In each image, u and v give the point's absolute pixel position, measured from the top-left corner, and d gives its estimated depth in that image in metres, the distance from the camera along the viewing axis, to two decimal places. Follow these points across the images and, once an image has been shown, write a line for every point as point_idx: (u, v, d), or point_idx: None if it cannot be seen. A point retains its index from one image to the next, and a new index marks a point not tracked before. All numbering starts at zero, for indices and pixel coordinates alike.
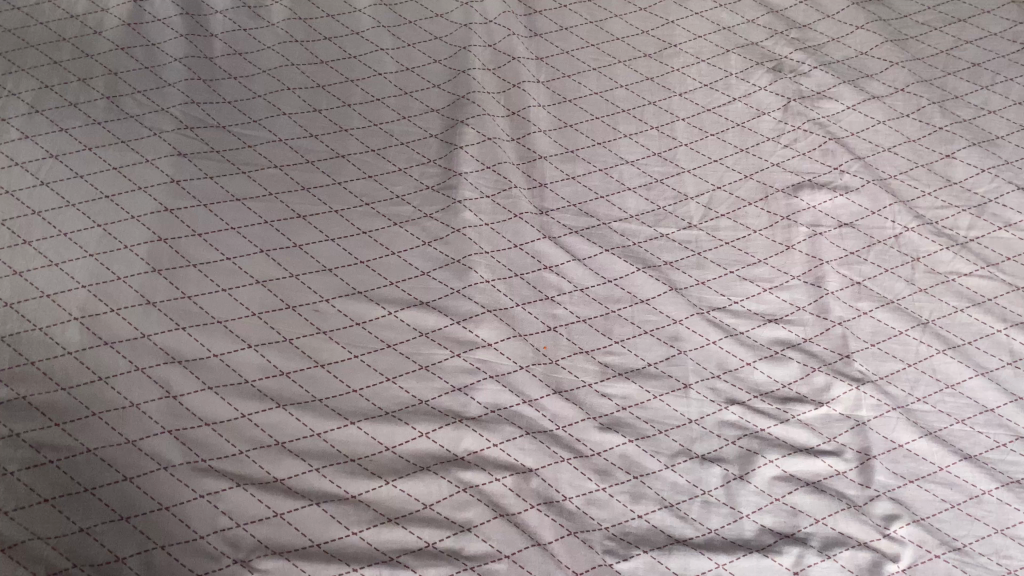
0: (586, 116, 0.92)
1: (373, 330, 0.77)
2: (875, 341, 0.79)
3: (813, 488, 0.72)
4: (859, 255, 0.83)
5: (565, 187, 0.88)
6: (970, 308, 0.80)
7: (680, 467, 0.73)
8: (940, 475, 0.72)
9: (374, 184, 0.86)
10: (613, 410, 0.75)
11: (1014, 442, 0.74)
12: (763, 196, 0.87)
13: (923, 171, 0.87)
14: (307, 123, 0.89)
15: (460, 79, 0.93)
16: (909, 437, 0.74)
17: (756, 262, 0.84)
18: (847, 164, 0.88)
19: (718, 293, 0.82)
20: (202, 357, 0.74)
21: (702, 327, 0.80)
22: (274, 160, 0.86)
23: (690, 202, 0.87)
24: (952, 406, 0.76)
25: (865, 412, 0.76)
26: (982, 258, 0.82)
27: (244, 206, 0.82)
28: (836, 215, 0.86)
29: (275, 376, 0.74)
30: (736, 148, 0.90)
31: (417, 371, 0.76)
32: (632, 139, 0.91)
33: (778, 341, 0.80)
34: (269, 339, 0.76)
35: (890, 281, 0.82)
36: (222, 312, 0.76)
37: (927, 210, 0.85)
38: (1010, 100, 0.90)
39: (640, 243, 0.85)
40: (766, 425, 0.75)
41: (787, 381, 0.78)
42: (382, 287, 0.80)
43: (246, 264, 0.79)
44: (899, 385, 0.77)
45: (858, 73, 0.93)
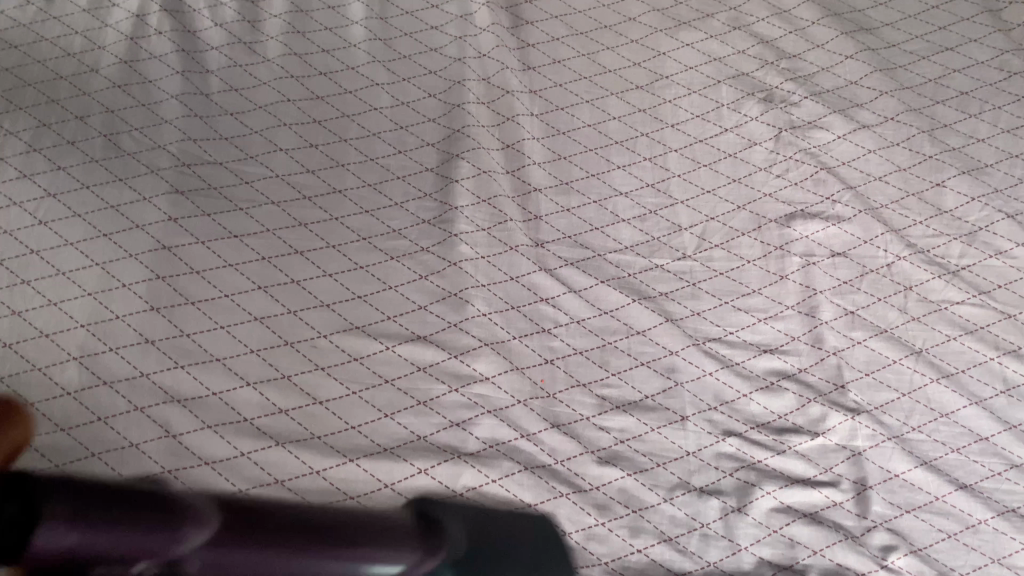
0: (580, 148, 0.93)
1: (372, 366, 0.78)
2: (870, 370, 0.80)
3: (810, 520, 0.72)
4: (852, 284, 0.84)
5: (561, 219, 0.89)
6: (963, 336, 0.81)
7: (678, 500, 0.73)
8: (937, 505, 0.73)
9: (371, 218, 0.86)
10: (611, 443, 0.76)
11: (1009, 471, 0.74)
12: (756, 226, 0.88)
13: (914, 200, 0.88)
14: (303, 159, 0.89)
15: (455, 113, 0.94)
16: (905, 467, 0.75)
17: (751, 292, 0.84)
18: (839, 194, 0.89)
19: (713, 323, 0.83)
20: (202, 397, 0.74)
21: (698, 358, 0.81)
22: (271, 196, 0.86)
23: (684, 232, 0.88)
24: (947, 435, 0.76)
25: (861, 442, 0.76)
26: (974, 286, 0.83)
27: (241, 243, 0.83)
28: (828, 244, 0.87)
29: (274, 415, 0.74)
30: (729, 179, 0.91)
31: (416, 407, 0.76)
32: (626, 171, 0.92)
33: (774, 371, 0.80)
34: (268, 376, 0.76)
35: (884, 310, 0.83)
36: (222, 350, 0.77)
37: (919, 238, 0.86)
38: (998, 128, 0.92)
39: (635, 275, 0.86)
40: (764, 457, 0.76)
41: (783, 412, 0.78)
42: (380, 321, 0.80)
43: (244, 301, 0.80)
44: (895, 415, 0.77)
45: (848, 103, 0.95)
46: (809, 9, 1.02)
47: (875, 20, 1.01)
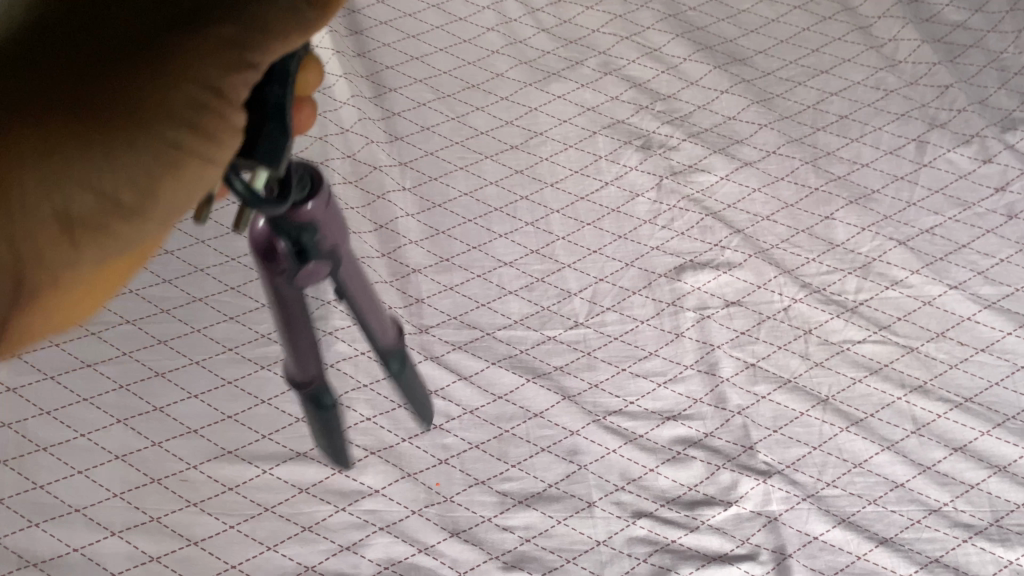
0: (458, 220, 0.88)
1: (249, 493, 0.72)
2: (777, 426, 0.76)
3: None
4: (749, 334, 0.81)
5: (445, 299, 0.83)
6: (868, 377, 0.78)
7: None
8: (860, 565, 0.69)
9: (237, 325, 0.81)
10: (516, 544, 0.71)
11: (928, 517, 0.71)
12: (646, 283, 0.84)
13: (805, 236, 0.86)
14: (159, 268, 0.84)
15: None
16: (823, 528, 0.71)
17: (648, 355, 0.80)
18: (726, 240, 0.86)
19: (613, 394, 0.78)
20: (62, 554, 0.68)
21: (600, 435, 0.76)
22: (129, 315, 0.81)
23: (574, 298, 0.84)
24: (863, 487, 0.73)
25: (776, 506, 0.72)
26: (874, 322, 0.81)
27: (97, 372, 0.77)
28: (721, 293, 0.83)
29: (144, 563, 0.68)
30: (615, 236, 0.87)
31: (301, 535, 0.71)
32: (507, 239, 0.87)
33: (679, 440, 0.76)
34: (134, 521, 0.70)
35: (785, 358, 0.79)
36: (81, 499, 0.71)
37: (813, 277, 0.83)
38: (880, 150, 0.91)
39: (528, 350, 0.81)
40: (677, 536, 0.71)
41: (692, 483, 0.74)
42: (254, 441, 0.75)
43: (104, 439, 0.74)
44: (807, 471, 0.74)
45: (728, 140, 0.93)
46: (679, 46, 1.00)
47: (747, 50, 1.00)
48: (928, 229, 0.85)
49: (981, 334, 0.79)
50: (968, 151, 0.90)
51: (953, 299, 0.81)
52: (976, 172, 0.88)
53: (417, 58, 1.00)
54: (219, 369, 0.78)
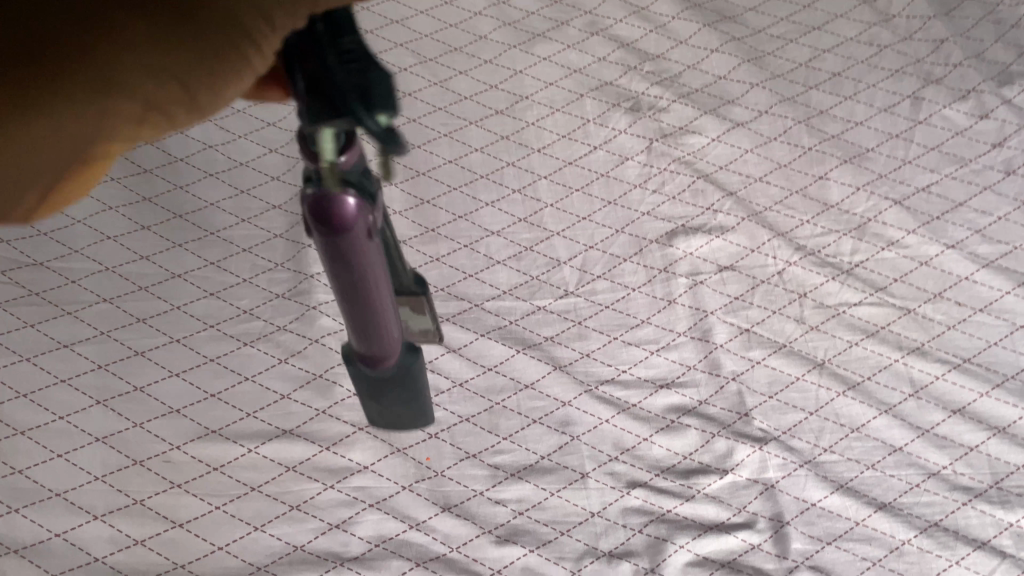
0: (443, 189, 0.86)
1: (234, 473, 0.71)
2: (773, 392, 0.74)
3: (729, 569, 0.67)
4: (743, 299, 0.79)
5: (431, 270, 0.81)
6: (865, 340, 0.76)
7: (588, 570, 0.67)
8: (858, 531, 0.68)
9: (218, 301, 0.79)
10: (509, 518, 0.70)
11: (927, 481, 0.70)
12: (637, 249, 0.82)
13: (799, 198, 0.84)
14: (136, 245, 0.81)
15: (300, 167, 0.87)
16: (820, 494, 0.70)
17: (640, 322, 0.78)
18: (719, 203, 0.84)
19: (605, 363, 0.77)
20: (43, 540, 0.66)
21: (593, 405, 0.75)
22: (106, 293, 0.78)
23: (564, 266, 0.81)
24: (860, 452, 0.72)
25: (772, 473, 0.71)
26: (870, 284, 0.79)
27: (74, 353, 0.75)
28: (714, 258, 0.81)
29: (128, 547, 0.66)
30: (605, 201, 0.85)
31: (289, 514, 0.69)
32: (494, 208, 0.85)
33: (673, 408, 0.74)
34: (117, 504, 0.68)
35: (780, 323, 0.78)
36: (61, 483, 0.69)
37: (807, 239, 0.81)
38: (875, 108, 0.88)
39: (518, 321, 0.79)
40: (673, 505, 0.70)
41: (687, 452, 0.72)
42: (239, 420, 0.73)
43: (83, 421, 0.72)
44: (804, 437, 0.73)
45: (719, 101, 0.90)
46: (667, 4, 0.97)
47: (737, 6, 0.97)
48: (925, 188, 0.83)
49: (979, 294, 0.78)
50: (965, 107, 0.88)
51: (950, 259, 0.79)
52: (972, 128, 0.86)
53: (398, 21, 0.97)
54: (201, 347, 0.76)
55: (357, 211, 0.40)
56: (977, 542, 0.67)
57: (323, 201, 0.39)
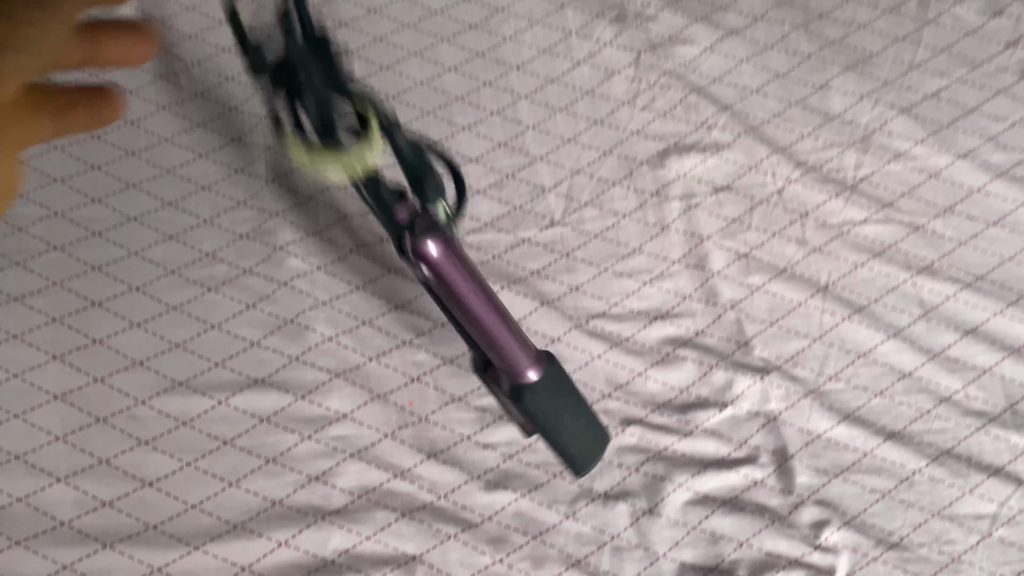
0: (415, 113, 0.79)
1: (205, 426, 0.66)
2: (774, 318, 0.70)
3: (731, 507, 0.64)
4: (741, 221, 0.74)
5: None
6: (871, 260, 0.72)
7: (582, 512, 0.64)
8: (867, 462, 0.65)
9: (178, 245, 0.73)
10: (499, 462, 0.66)
11: (939, 406, 0.66)
12: (627, 171, 0.76)
13: (799, 110, 0.78)
14: (86, 187, 0.75)
15: (259, 95, 0.79)
16: (827, 425, 0.66)
17: (632, 251, 0.73)
18: (713, 118, 0.78)
19: (595, 296, 0.72)
20: (6, 506, 0.62)
21: (583, 340, 0.70)
22: (56, 241, 0.72)
23: (549, 194, 0.76)
24: (868, 379, 0.68)
25: (775, 406, 0.67)
26: (875, 200, 0.74)
27: (26, 306, 0.70)
28: (709, 179, 0.76)
29: (95, 510, 0.63)
30: (591, 121, 0.79)
31: (265, 468, 0.65)
32: (472, 132, 0.78)
33: (668, 340, 0.70)
34: (81, 466, 0.64)
35: (781, 246, 0.73)
36: (20, 445, 0.65)
37: (808, 154, 0.76)
38: (879, 9, 0.82)
39: (501, 255, 0.74)
40: (669, 443, 0.66)
41: (683, 386, 0.68)
42: (207, 370, 0.69)
43: (40, 378, 0.67)
44: (808, 365, 0.68)
45: (711, 7, 0.83)
46: None
47: None
48: (933, 94, 0.77)
49: (992, 207, 0.73)
50: (976, 4, 0.81)
51: (961, 169, 0.74)
52: (984, 27, 0.80)
53: None
54: (162, 295, 0.71)
55: (444, 247, 0.46)
56: (992, 469, 0.64)
57: (415, 248, 0.46)
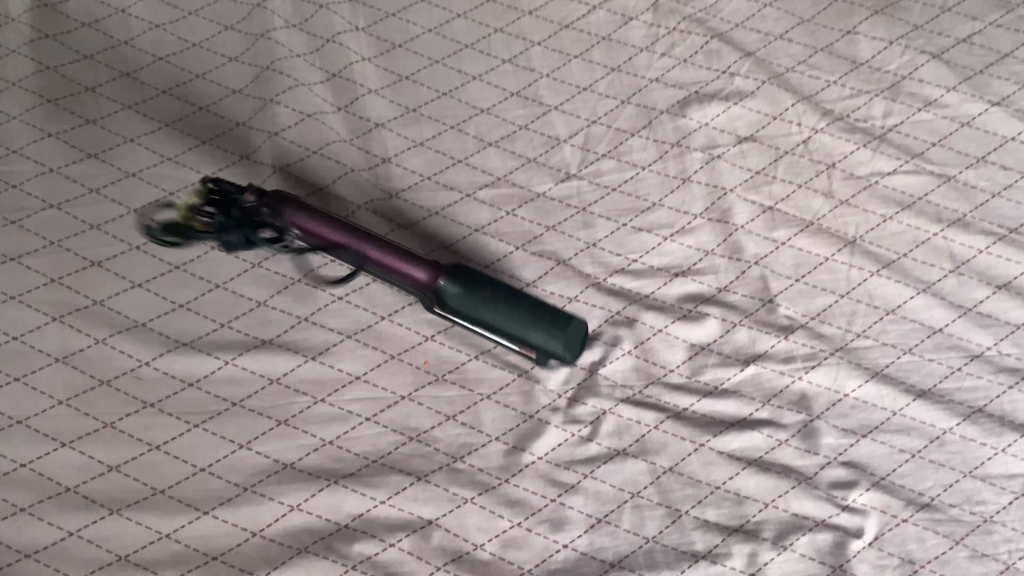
0: (423, 62, 0.76)
1: (212, 388, 0.64)
2: (800, 274, 0.68)
3: (757, 468, 0.62)
4: (765, 173, 0.71)
5: (415, 157, 0.72)
6: (900, 213, 0.69)
7: (601, 472, 0.62)
8: (896, 421, 0.63)
9: (179, 202, 0.70)
10: (518, 422, 0.64)
11: (970, 364, 0.64)
12: (646, 121, 0.73)
13: (825, 56, 0.74)
14: (82, 141, 0.71)
15: (261, 45, 0.76)
16: (854, 384, 0.64)
17: (652, 206, 0.70)
18: (736, 65, 0.75)
19: (613, 252, 0.69)
20: (9, 472, 0.60)
21: (601, 298, 0.68)
22: (53, 198, 0.69)
23: (564, 146, 0.73)
24: (896, 336, 0.66)
25: (801, 365, 0.65)
26: (904, 150, 0.71)
27: (23, 267, 0.67)
28: (731, 129, 0.73)
29: (102, 474, 0.61)
30: (607, 69, 0.75)
31: (276, 430, 0.63)
32: (483, 82, 0.75)
33: (690, 298, 0.68)
34: (86, 430, 0.62)
35: (806, 198, 0.70)
36: (22, 409, 0.62)
37: (834, 102, 0.73)
38: None
39: (515, 211, 0.71)
40: (689, 403, 0.64)
41: (705, 343, 0.66)
42: (213, 331, 0.67)
43: (40, 341, 0.65)
44: (835, 322, 0.66)
45: None
46: None
47: None
48: (966, 38, 0.74)
49: None
50: None
51: (995, 118, 0.71)
52: None
53: None
54: (164, 255, 0.69)
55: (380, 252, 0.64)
56: None
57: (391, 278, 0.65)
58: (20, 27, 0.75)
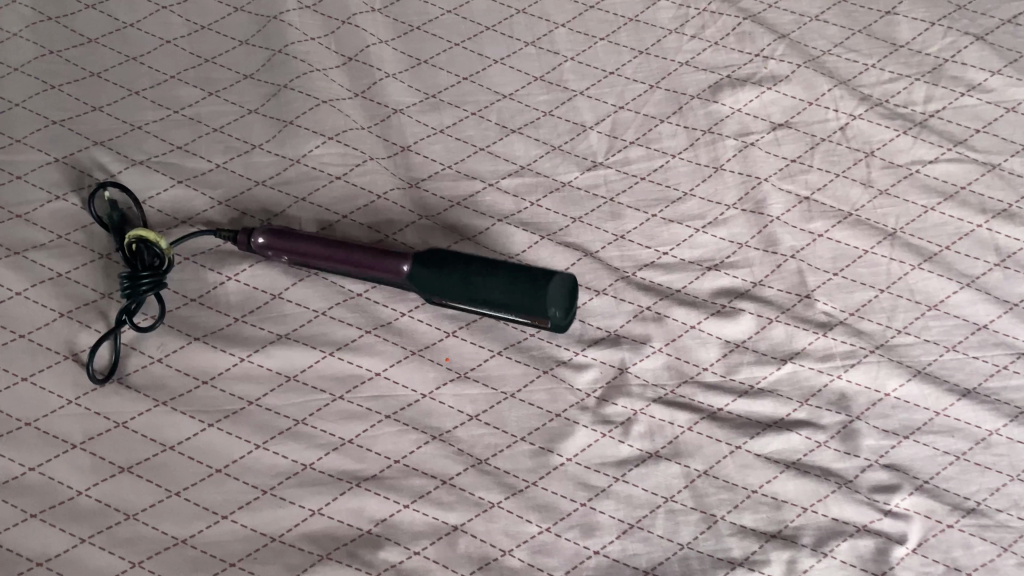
0: (442, 45, 0.73)
1: (227, 386, 0.62)
2: (838, 268, 0.65)
3: (795, 471, 0.60)
4: (801, 162, 0.68)
5: (435, 144, 0.69)
6: (943, 203, 0.66)
7: (633, 475, 0.60)
8: (939, 422, 0.61)
9: (189, 191, 0.67)
10: (545, 421, 0.62)
11: (1016, 362, 0.62)
12: (676, 107, 0.70)
13: (863, 38, 0.71)
14: (87, 129, 0.68)
15: (273, 27, 0.73)
16: (896, 383, 0.62)
17: (683, 196, 0.68)
18: (770, 47, 0.71)
19: (643, 245, 0.66)
20: (18, 477, 0.58)
21: (631, 293, 0.65)
22: (58, 188, 0.66)
23: (590, 132, 0.70)
24: (940, 332, 0.63)
25: (839, 363, 0.62)
26: (947, 137, 0.68)
27: (30, 261, 0.64)
28: (765, 115, 0.70)
29: (114, 477, 0.59)
30: (635, 52, 0.72)
31: (295, 430, 0.61)
32: (505, 66, 0.72)
33: (723, 292, 0.65)
34: (97, 431, 0.60)
35: (843, 188, 0.67)
36: (31, 410, 0.60)
37: (873, 87, 0.70)
38: None
39: (540, 201, 0.68)
40: (724, 403, 0.62)
41: (740, 340, 0.63)
42: (227, 326, 0.64)
43: (48, 338, 0.62)
44: (875, 318, 0.64)
45: None
46: None
47: None
48: (1011, 19, 0.71)
49: None
50: None
51: None
52: None
53: None
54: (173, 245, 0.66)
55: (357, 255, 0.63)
56: None
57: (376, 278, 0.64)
58: (22, 9, 0.72)
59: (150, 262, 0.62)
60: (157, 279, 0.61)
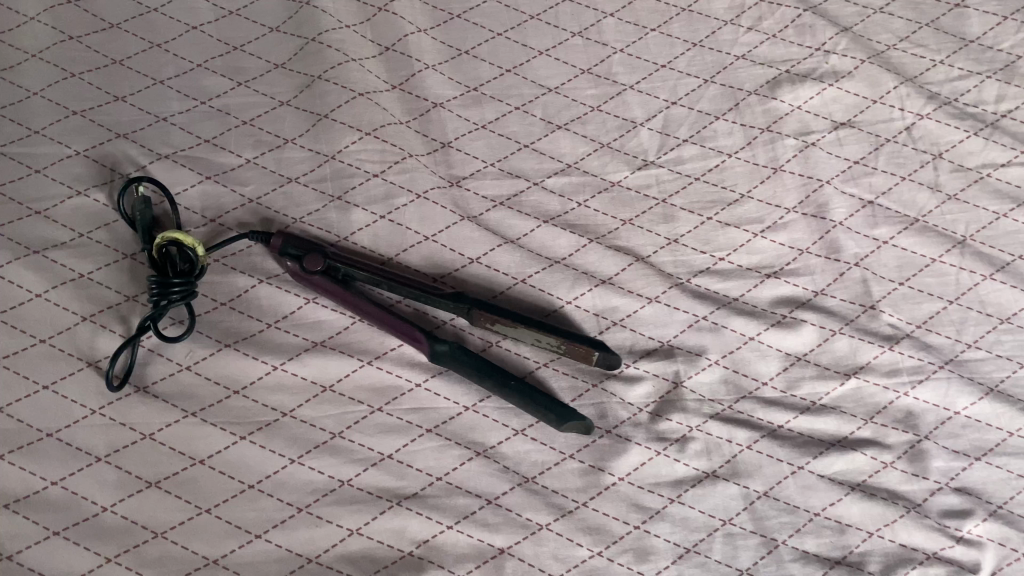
0: (484, 34, 0.69)
1: (260, 396, 0.58)
2: (904, 277, 0.61)
3: (861, 494, 0.56)
4: (865, 163, 0.64)
5: (477, 140, 0.66)
6: (1016, 210, 0.62)
7: (690, 497, 0.56)
8: (1012, 443, 0.57)
9: (218, 188, 0.63)
10: (595, 437, 0.58)
11: None
12: (732, 103, 0.66)
13: (931, 32, 0.67)
14: (109, 120, 0.64)
15: (305, 14, 0.69)
16: (968, 401, 0.58)
17: (740, 198, 0.64)
18: (831, 41, 0.68)
19: (697, 249, 0.63)
20: (40, 491, 0.55)
21: (686, 301, 0.61)
22: (79, 183, 0.63)
23: (641, 129, 0.66)
24: (1012, 348, 0.60)
25: (907, 378, 0.59)
26: (1019, 140, 0.64)
27: (50, 261, 0.61)
28: (827, 113, 0.66)
29: (142, 493, 0.55)
30: (688, 44, 0.68)
31: (331, 444, 0.57)
32: (551, 57, 0.68)
33: (783, 301, 0.61)
34: (122, 443, 0.56)
35: (911, 192, 0.63)
36: (52, 420, 0.57)
37: (941, 84, 0.66)
38: None
39: (588, 202, 0.64)
40: (784, 420, 0.58)
41: (801, 353, 0.60)
42: (259, 332, 0.61)
43: (70, 343, 0.59)
44: (944, 331, 0.60)
45: None
46: None
47: None
48: None
49: None
50: None
51: None
52: None
53: None
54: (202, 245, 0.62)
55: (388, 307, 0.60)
56: None
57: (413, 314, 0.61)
58: None
59: (180, 268, 0.59)
60: (189, 284, 0.57)
